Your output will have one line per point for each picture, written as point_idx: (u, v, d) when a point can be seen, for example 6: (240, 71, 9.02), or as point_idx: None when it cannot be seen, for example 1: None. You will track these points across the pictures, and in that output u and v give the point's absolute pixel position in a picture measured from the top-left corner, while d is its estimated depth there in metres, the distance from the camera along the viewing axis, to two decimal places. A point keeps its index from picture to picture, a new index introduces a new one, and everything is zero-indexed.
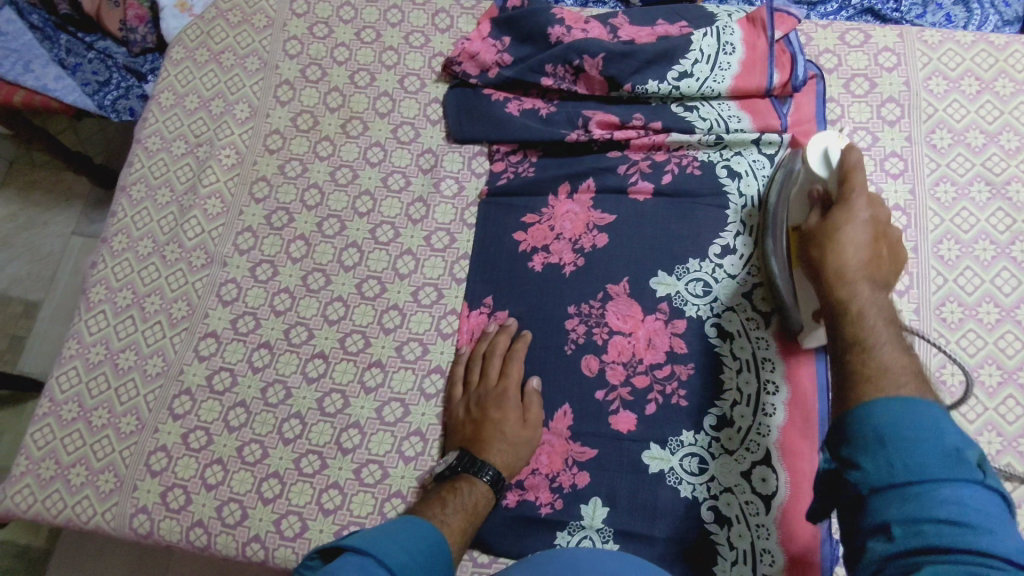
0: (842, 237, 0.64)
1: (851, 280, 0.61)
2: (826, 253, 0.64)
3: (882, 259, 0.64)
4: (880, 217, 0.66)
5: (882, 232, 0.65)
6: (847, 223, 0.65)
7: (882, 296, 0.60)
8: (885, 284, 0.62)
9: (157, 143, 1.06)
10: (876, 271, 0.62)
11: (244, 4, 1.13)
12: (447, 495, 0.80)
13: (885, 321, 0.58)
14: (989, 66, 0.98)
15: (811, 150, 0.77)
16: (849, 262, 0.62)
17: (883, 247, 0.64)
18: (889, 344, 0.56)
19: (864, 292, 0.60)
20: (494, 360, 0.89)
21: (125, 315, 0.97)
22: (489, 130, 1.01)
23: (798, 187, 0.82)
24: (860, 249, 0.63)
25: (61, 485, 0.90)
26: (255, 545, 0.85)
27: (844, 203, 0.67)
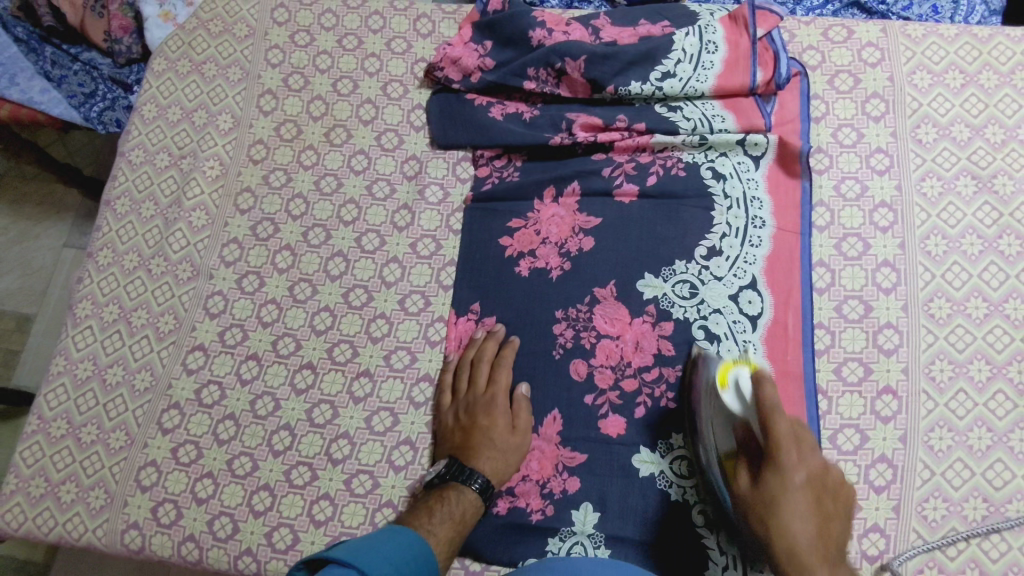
0: (785, 509, 0.65)
1: (807, 567, 0.62)
2: (780, 553, 0.64)
3: (829, 523, 0.65)
4: (814, 467, 0.67)
5: (824, 487, 0.67)
6: (786, 489, 0.66)
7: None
8: (837, 552, 0.64)
9: (141, 156, 1.05)
10: (829, 546, 0.63)
11: (225, 14, 1.13)
12: (435, 504, 0.80)
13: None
14: (973, 59, 0.98)
15: (726, 377, 0.76)
16: (799, 539, 0.63)
17: (826, 501, 0.66)
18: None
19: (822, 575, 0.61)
20: (481, 367, 0.89)
21: (112, 330, 0.97)
22: (473, 135, 1.00)
23: (722, 419, 0.77)
24: (804, 521, 0.64)
25: (52, 502, 0.90)
26: (247, 558, 0.85)
27: (775, 469, 0.67)
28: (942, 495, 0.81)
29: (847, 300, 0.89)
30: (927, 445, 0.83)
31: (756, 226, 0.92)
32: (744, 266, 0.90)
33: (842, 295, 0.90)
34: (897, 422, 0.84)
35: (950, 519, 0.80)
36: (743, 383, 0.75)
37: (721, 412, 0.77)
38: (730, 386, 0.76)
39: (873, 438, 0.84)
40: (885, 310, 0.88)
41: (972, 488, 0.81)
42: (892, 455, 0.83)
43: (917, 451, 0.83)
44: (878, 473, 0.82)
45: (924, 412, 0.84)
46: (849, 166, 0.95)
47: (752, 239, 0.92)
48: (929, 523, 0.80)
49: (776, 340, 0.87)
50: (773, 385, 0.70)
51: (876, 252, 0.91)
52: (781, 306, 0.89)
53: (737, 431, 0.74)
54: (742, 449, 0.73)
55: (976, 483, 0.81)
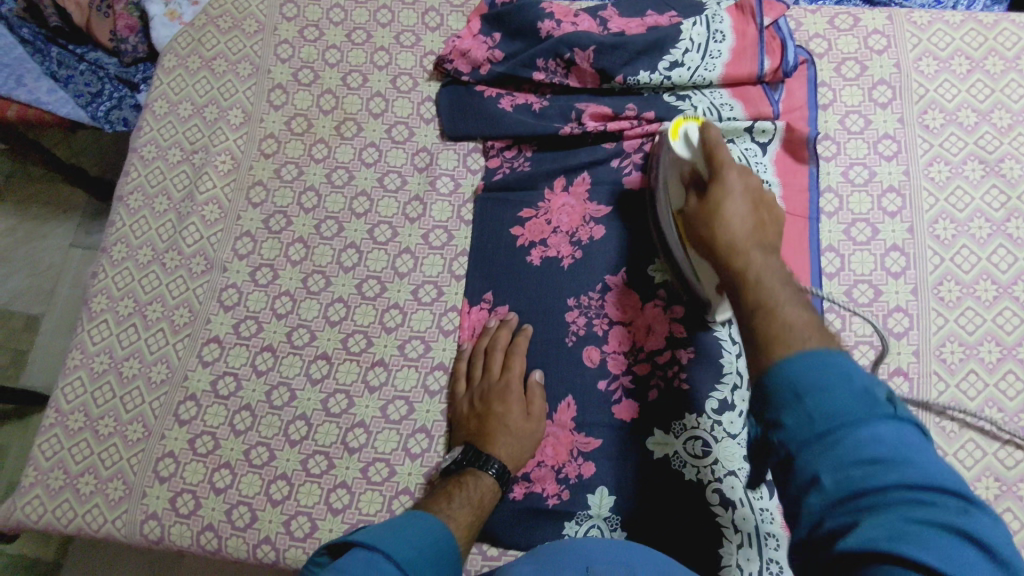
0: (725, 195, 0.69)
1: (742, 252, 0.64)
2: (718, 228, 0.67)
3: (763, 225, 0.68)
4: (754, 186, 0.71)
5: (760, 201, 0.70)
6: (725, 199, 0.69)
7: (772, 259, 0.63)
8: (772, 249, 0.65)
9: (153, 151, 1.06)
10: (764, 243, 0.65)
11: (234, 10, 1.13)
12: (453, 489, 0.80)
13: (781, 285, 0.59)
14: (978, 45, 0.99)
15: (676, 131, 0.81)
16: (737, 236, 0.65)
17: (764, 213, 0.69)
18: (792, 304, 0.56)
19: (755, 258, 0.62)
20: (496, 355, 0.89)
21: (128, 323, 0.98)
22: (483, 127, 1.01)
23: (676, 171, 0.83)
24: (741, 222, 0.67)
25: (71, 494, 0.91)
26: (266, 547, 0.86)
27: (716, 192, 0.70)
28: (955, 474, 0.82)
29: (857, 284, 0.90)
30: (938, 426, 0.84)
31: None
32: None
33: (852, 279, 0.91)
34: (908, 404, 0.85)
35: None
36: (693, 133, 0.79)
37: (675, 168, 0.83)
38: (681, 136, 0.80)
39: None
40: (895, 294, 0.89)
41: (984, 468, 0.82)
42: None
43: (928, 432, 0.84)
44: None
45: (935, 393, 0.85)
46: (857, 152, 0.96)
47: None
48: None
49: None
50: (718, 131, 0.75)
51: (885, 237, 0.92)
52: None
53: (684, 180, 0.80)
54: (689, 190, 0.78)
55: (988, 463, 0.82)
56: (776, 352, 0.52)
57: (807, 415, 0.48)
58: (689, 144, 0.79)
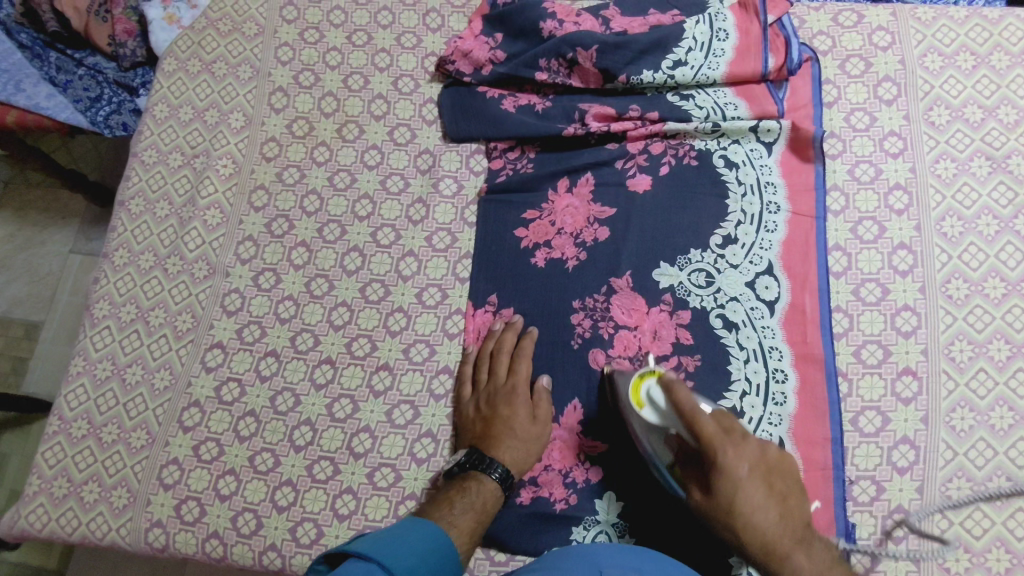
0: (743, 508, 0.70)
1: (785, 554, 0.69)
2: (747, 531, 0.69)
3: (787, 503, 0.72)
4: (754, 453, 0.72)
5: (772, 464, 0.73)
6: (737, 487, 0.70)
7: (815, 554, 0.69)
8: (799, 516, 0.72)
9: (153, 156, 1.06)
10: (794, 523, 0.71)
11: (233, 13, 1.13)
12: (455, 495, 0.80)
13: (824, 571, 0.69)
14: (984, 40, 0.98)
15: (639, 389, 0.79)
16: (769, 532, 0.69)
17: (776, 486, 0.72)
18: (810, 551, 0.69)
19: (800, 560, 0.69)
20: (503, 358, 0.89)
21: (130, 329, 0.97)
22: (486, 128, 1.00)
23: (654, 434, 0.79)
24: (765, 510, 0.70)
25: (75, 502, 0.90)
26: (272, 554, 0.85)
27: (721, 480, 0.70)
28: (966, 474, 0.81)
29: (864, 283, 0.90)
30: (948, 425, 0.83)
31: (771, 212, 0.92)
32: (760, 252, 0.91)
33: (859, 278, 0.90)
34: (918, 403, 0.84)
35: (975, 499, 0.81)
36: (655, 395, 0.78)
37: (646, 426, 0.80)
38: (645, 402, 0.79)
39: (894, 420, 0.84)
40: (902, 293, 0.88)
41: (995, 467, 0.82)
42: (914, 437, 0.83)
43: (939, 431, 0.83)
44: (901, 455, 0.83)
45: (945, 392, 0.84)
46: (863, 150, 0.95)
47: (767, 225, 0.92)
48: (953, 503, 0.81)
49: (793, 324, 0.88)
50: (688, 392, 0.73)
51: (892, 235, 0.91)
52: (797, 291, 0.89)
53: (671, 440, 0.77)
54: (681, 457, 0.76)
55: (999, 462, 0.82)
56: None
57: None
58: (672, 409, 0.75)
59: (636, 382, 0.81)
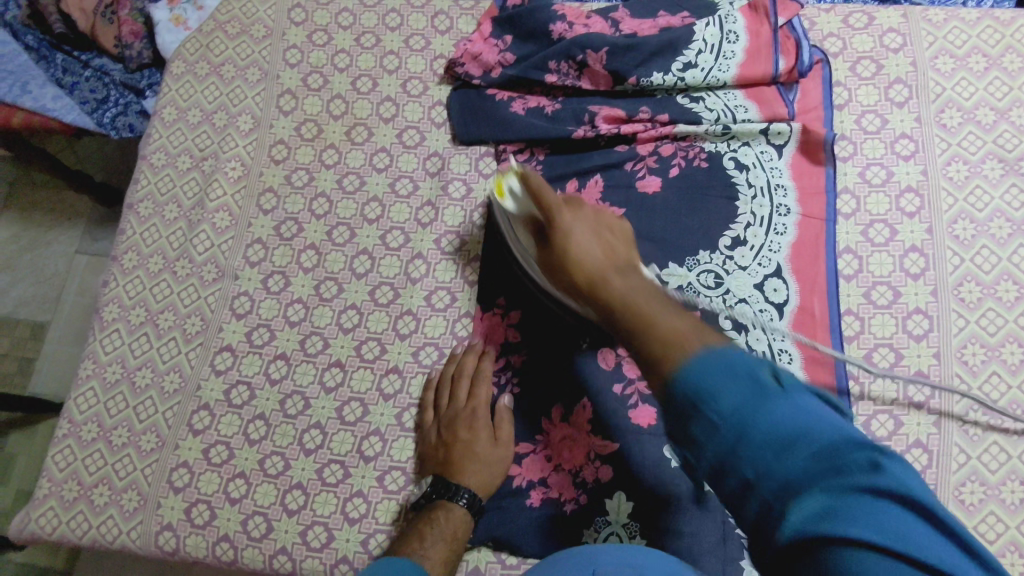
0: (567, 236, 0.75)
1: (602, 280, 0.68)
2: (572, 264, 0.72)
3: (615, 254, 0.73)
4: (590, 214, 0.78)
5: (602, 223, 0.77)
6: (564, 228, 0.76)
7: (634, 280, 0.67)
8: (627, 266, 0.71)
9: (162, 159, 1.05)
10: (617, 262, 0.71)
11: (241, 15, 1.13)
12: (424, 527, 0.79)
13: (643, 299, 0.63)
14: (995, 42, 0.98)
15: (504, 189, 0.87)
16: (593, 266, 0.71)
17: (610, 236, 0.76)
18: (629, 281, 0.67)
19: (617, 285, 0.67)
20: (461, 382, 0.88)
21: (140, 332, 0.97)
22: (494, 131, 1.00)
23: (521, 224, 0.86)
24: (593, 248, 0.73)
25: (85, 505, 0.90)
26: (282, 557, 0.85)
27: (557, 224, 0.77)
28: (979, 478, 0.81)
29: (875, 286, 0.89)
30: (962, 428, 0.83)
31: (781, 214, 0.92)
32: (769, 255, 0.90)
33: (870, 281, 0.90)
34: (931, 407, 0.84)
35: (989, 503, 0.80)
36: (514, 185, 0.86)
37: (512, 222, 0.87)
38: (507, 194, 0.87)
39: (907, 423, 0.84)
40: (914, 296, 0.88)
41: (1009, 471, 0.81)
42: (927, 440, 0.83)
43: (952, 435, 0.83)
44: (913, 459, 0.82)
45: (958, 396, 0.84)
46: (874, 152, 0.95)
47: (777, 227, 0.91)
48: (968, 507, 0.80)
49: (803, 327, 0.87)
50: (539, 176, 0.81)
51: (903, 238, 0.91)
52: (807, 294, 0.88)
53: (527, 225, 0.84)
54: (535, 234, 0.82)
55: (1013, 466, 0.81)
56: (673, 358, 0.53)
57: (712, 421, 0.50)
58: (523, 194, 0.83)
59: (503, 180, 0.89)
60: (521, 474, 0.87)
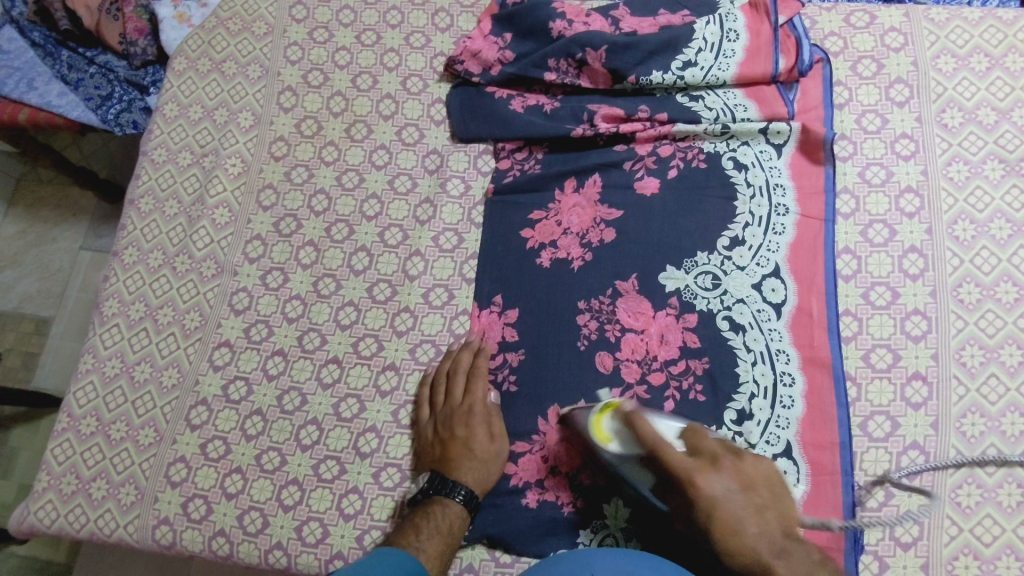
0: (733, 526, 0.66)
1: (772, 569, 0.64)
2: (728, 548, 0.66)
3: (767, 511, 0.68)
4: (732, 460, 0.71)
5: (748, 474, 0.70)
6: (715, 502, 0.67)
7: (805, 565, 0.64)
8: (785, 530, 0.67)
9: (163, 155, 1.06)
10: (777, 535, 0.66)
11: (243, 12, 1.13)
12: (421, 520, 0.80)
13: None
14: (998, 41, 0.97)
15: (607, 433, 0.78)
16: (759, 552, 0.65)
17: (755, 492, 0.69)
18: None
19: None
20: (457, 378, 0.89)
21: (139, 328, 0.98)
22: (493, 128, 1.00)
23: (629, 465, 0.77)
24: (750, 526, 0.66)
25: (84, 499, 0.91)
26: (277, 552, 0.86)
27: (697, 494, 0.68)
28: (976, 480, 0.81)
29: (874, 287, 0.89)
30: (959, 430, 0.82)
31: (780, 214, 0.92)
32: (768, 255, 0.90)
33: (868, 281, 0.89)
34: (928, 408, 0.83)
35: (985, 506, 0.80)
36: (618, 428, 0.77)
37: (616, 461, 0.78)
38: (609, 437, 0.77)
39: (904, 425, 0.83)
40: (913, 297, 0.88)
41: (1006, 474, 0.81)
42: (924, 442, 0.82)
43: (949, 437, 0.82)
44: (910, 460, 0.82)
45: (955, 398, 0.84)
46: (874, 152, 0.94)
47: (775, 227, 0.91)
48: (964, 510, 0.80)
49: (801, 328, 0.87)
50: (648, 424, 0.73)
51: (903, 238, 0.90)
52: (806, 293, 0.88)
53: (643, 467, 0.75)
54: (655, 481, 0.74)
55: (1011, 469, 0.81)
56: None
57: None
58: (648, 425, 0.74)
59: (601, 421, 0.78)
60: (516, 474, 0.86)
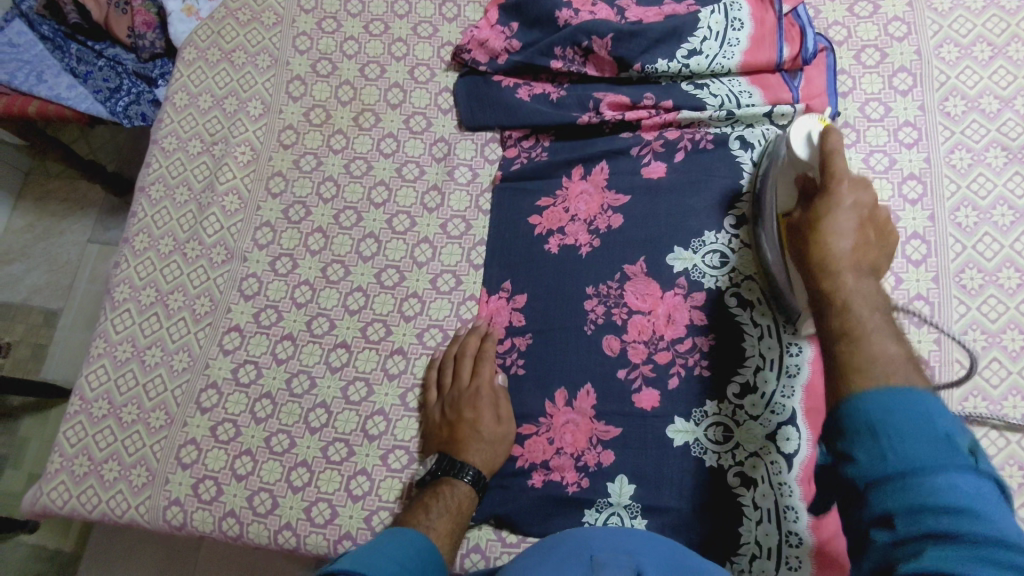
0: (830, 231, 0.62)
1: (836, 274, 0.59)
2: (814, 242, 0.62)
3: (867, 249, 0.61)
4: (866, 195, 0.64)
5: (871, 219, 0.63)
6: (834, 209, 0.63)
7: (871, 293, 0.58)
8: (873, 273, 0.60)
9: (174, 143, 1.07)
10: (864, 266, 0.60)
11: (252, 3, 1.14)
12: (430, 500, 0.81)
13: (868, 316, 0.55)
14: (1000, 31, 0.98)
15: (796, 135, 0.76)
16: (833, 254, 0.60)
17: (869, 230, 0.62)
18: (882, 336, 0.53)
19: (846, 284, 0.58)
20: (465, 362, 0.90)
21: (150, 312, 0.99)
22: (500, 116, 1.01)
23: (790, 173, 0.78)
24: (846, 241, 0.61)
25: (95, 480, 0.92)
26: (287, 533, 0.87)
27: (830, 173, 0.65)
28: None
29: None
30: (961, 414, 0.83)
31: None
32: None
33: None
34: None
35: None
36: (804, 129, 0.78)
37: (784, 173, 0.80)
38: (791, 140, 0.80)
39: None
40: (915, 282, 0.89)
41: (1007, 457, 0.81)
42: None
43: None
44: None
45: (957, 382, 0.84)
46: (877, 140, 0.95)
47: None
48: None
49: None
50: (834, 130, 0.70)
51: (906, 225, 0.91)
52: None
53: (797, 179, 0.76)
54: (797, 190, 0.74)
55: (1012, 452, 0.82)
56: (856, 380, 0.51)
57: (881, 455, 0.46)
58: (816, 148, 0.74)
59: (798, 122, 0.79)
60: (522, 456, 0.87)
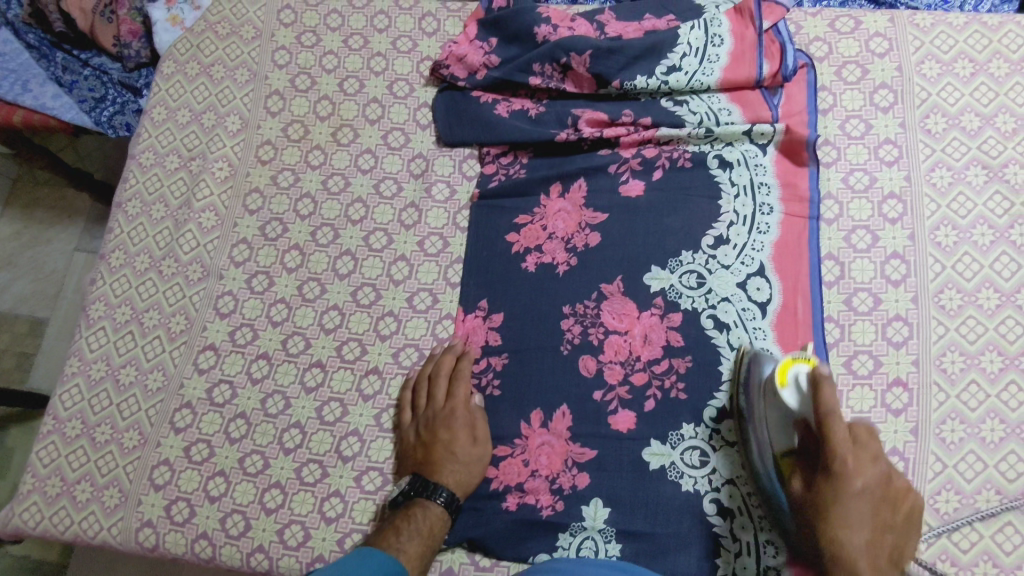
0: (841, 523, 0.67)
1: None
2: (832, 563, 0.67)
3: (882, 529, 0.67)
4: (875, 473, 0.68)
5: (885, 496, 0.68)
6: (841, 496, 0.68)
7: None
8: (893, 564, 0.66)
9: (151, 158, 1.06)
10: (881, 560, 0.66)
11: (231, 16, 1.14)
12: (401, 522, 0.80)
13: None
14: (982, 47, 0.97)
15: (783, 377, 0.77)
16: (847, 548, 0.67)
17: (884, 510, 0.68)
18: None
19: None
20: (440, 381, 0.89)
21: (125, 330, 0.98)
22: (478, 133, 1.00)
23: (783, 417, 0.77)
24: (859, 530, 0.67)
25: (68, 501, 0.91)
26: (259, 555, 0.86)
27: (833, 447, 0.69)
28: (955, 487, 0.81)
29: (856, 293, 0.89)
30: (939, 437, 0.82)
31: (764, 213, 0.92)
32: (752, 254, 0.90)
33: (851, 287, 0.89)
34: (908, 415, 0.83)
35: (964, 512, 0.80)
36: (803, 381, 0.75)
37: (775, 411, 0.77)
38: (789, 383, 0.76)
39: (884, 431, 0.83)
40: (894, 303, 0.88)
41: (985, 480, 0.81)
42: (904, 448, 0.82)
43: (929, 444, 0.82)
44: None
45: (935, 404, 0.83)
46: (857, 158, 0.94)
47: (760, 226, 0.91)
48: (942, 516, 0.80)
49: (786, 326, 0.87)
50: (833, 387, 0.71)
51: (886, 244, 0.90)
52: (790, 292, 0.88)
53: (798, 427, 0.75)
54: (801, 436, 0.75)
55: (989, 475, 0.81)
56: None
57: None
58: (810, 402, 0.73)
59: (790, 368, 0.77)
60: (497, 478, 0.86)
